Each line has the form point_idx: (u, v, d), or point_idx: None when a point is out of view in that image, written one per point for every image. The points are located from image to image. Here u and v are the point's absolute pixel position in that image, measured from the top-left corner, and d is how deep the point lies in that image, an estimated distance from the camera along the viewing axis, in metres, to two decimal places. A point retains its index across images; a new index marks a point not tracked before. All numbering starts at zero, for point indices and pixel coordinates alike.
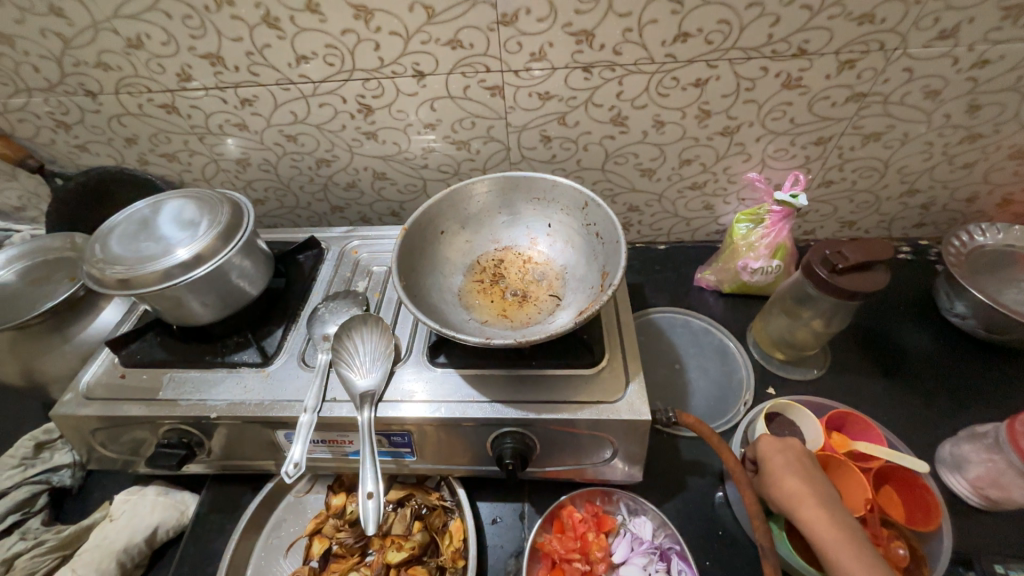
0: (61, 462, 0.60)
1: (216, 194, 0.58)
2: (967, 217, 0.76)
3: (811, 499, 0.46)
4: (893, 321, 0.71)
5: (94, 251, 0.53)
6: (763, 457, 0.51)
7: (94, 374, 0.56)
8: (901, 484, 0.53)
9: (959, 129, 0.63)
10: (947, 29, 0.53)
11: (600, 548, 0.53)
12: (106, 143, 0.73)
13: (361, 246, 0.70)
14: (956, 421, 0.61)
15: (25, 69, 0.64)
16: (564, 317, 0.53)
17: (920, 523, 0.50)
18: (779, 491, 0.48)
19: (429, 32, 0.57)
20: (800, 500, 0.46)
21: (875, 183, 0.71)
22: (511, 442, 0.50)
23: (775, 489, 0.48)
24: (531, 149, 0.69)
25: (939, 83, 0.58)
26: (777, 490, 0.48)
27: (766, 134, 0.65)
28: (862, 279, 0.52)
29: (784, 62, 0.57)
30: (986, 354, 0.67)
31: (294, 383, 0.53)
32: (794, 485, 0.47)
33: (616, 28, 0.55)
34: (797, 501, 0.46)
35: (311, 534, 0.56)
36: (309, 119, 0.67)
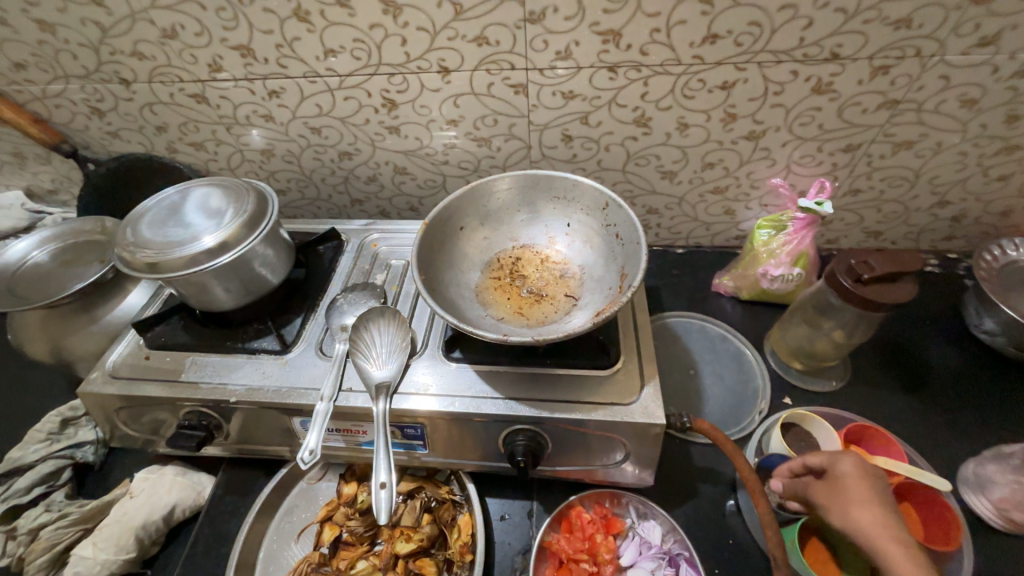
0: (86, 438, 0.62)
1: (242, 183, 0.59)
2: (999, 231, 0.73)
3: (892, 535, 0.41)
4: (917, 335, 0.69)
5: (125, 234, 0.54)
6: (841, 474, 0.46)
7: (120, 355, 0.58)
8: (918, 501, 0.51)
9: (996, 140, 0.61)
10: (988, 36, 0.52)
11: (608, 549, 0.52)
12: (137, 130, 0.75)
13: (380, 240, 0.71)
14: (982, 441, 0.59)
15: (64, 56, 0.66)
16: (580, 318, 0.53)
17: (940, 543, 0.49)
18: (853, 520, 0.43)
19: (456, 28, 0.57)
20: (880, 535, 0.42)
21: (905, 193, 0.69)
22: (523, 440, 0.50)
23: (846, 517, 0.44)
24: (552, 148, 0.69)
25: (977, 91, 0.57)
26: (849, 518, 0.44)
27: (793, 139, 0.64)
28: (889, 290, 0.51)
29: (816, 66, 0.56)
30: (1014, 372, 0.65)
31: (311, 371, 0.54)
32: (873, 516, 0.43)
33: (645, 28, 0.55)
34: (877, 536, 0.42)
35: (322, 521, 0.57)
36: (334, 112, 0.68)
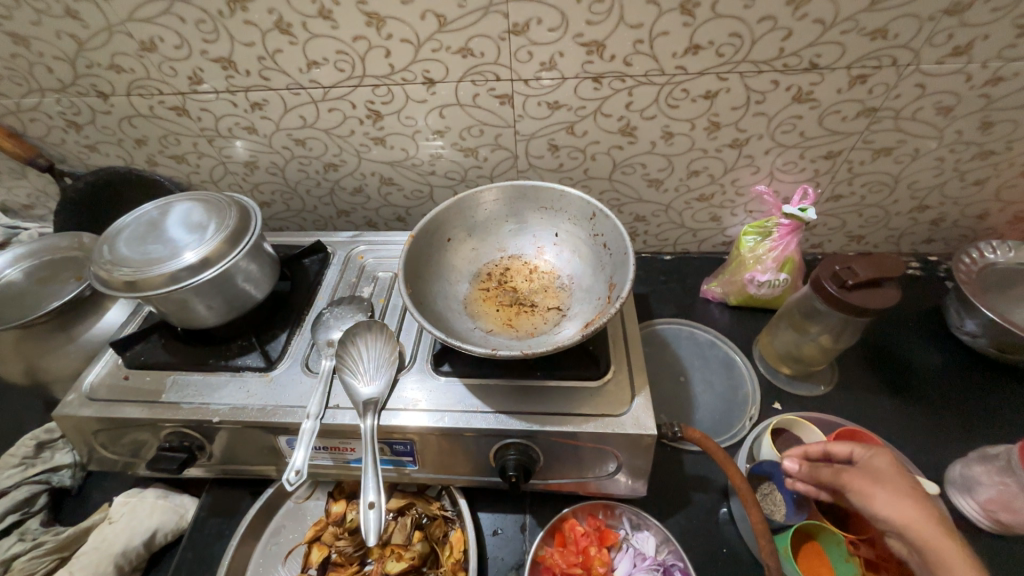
0: (62, 462, 0.60)
1: (224, 197, 0.58)
2: (976, 234, 0.75)
3: (941, 527, 0.41)
4: (901, 338, 0.70)
5: (102, 252, 0.53)
6: (882, 467, 0.45)
7: (98, 375, 0.56)
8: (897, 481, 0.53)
9: (972, 146, 0.63)
10: (961, 46, 0.53)
11: (601, 563, 0.52)
12: (116, 144, 0.73)
13: (367, 252, 0.70)
14: (966, 442, 0.60)
15: (39, 69, 0.64)
16: (570, 329, 0.52)
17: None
18: (902, 510, 0.42)
19: (440, 40, 0.57)
20: (932, 526, 0.41)
21: (885, 198, 0.71)
22: (514, 454, 0.49)
23: (895, 506, 0.42)
24: (539, 157, 0.69)
25: (952, 99, 0.58)
26: (897, 506, 0.42)
27: (775, 146, 0.65)
28: (872, 296, 0.52)
29: (796, 76, 0.57)
30: (995, 372, 0.66)
31: (297, 388, 0.53)
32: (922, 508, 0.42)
33: (628, 39, 0.55)
34: (925, 528, 0.41)
35: (309, 542, 0.55)
36: (318, 123, 0.67)
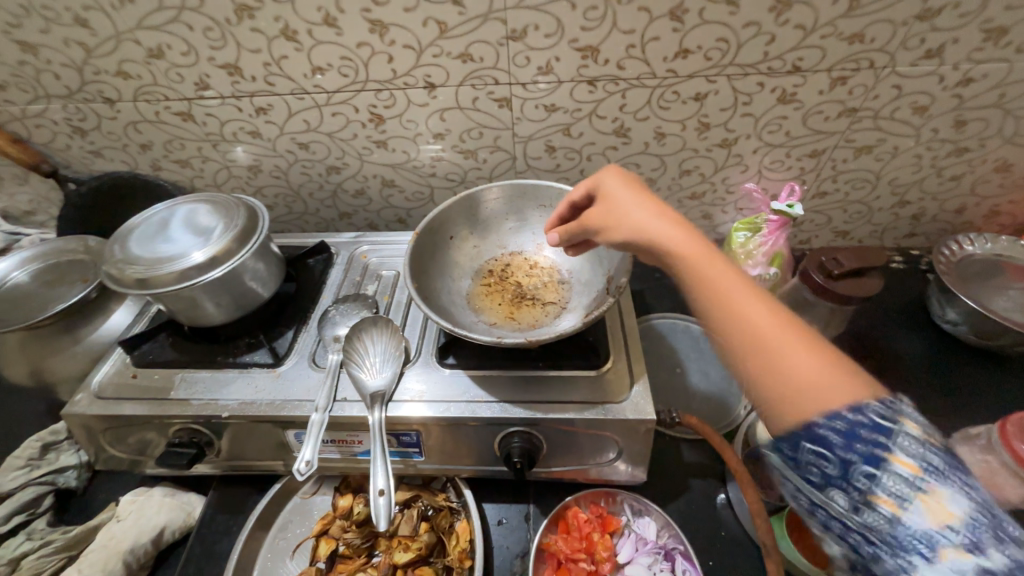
0: (67, 463, 0.60)
1: (232, 198, 0.59)
2: (955, 228, 0.78)
3: (786, 335, 0.36)
4: (887, 328, 0.73)
5: (113, 251, 0.54)
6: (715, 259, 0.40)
7: (106, 373, 0.57)
8: (644, 197, 0.47)
9: (947, 143, 0.66)
10: (933, 49, 0.56)
11: (605, 548, 0.53)
12: (120, 149, 0.74)
13: (370, 251, 0.71)
14: (950, 425, 0.62)
15: (46, 76, 0.65)
16: (570, 320, 0.54)
17: (684, 234, 0.42)
18: (755, 315, 0.37)
19: (441, 46, 0.59)
20: (775, 332, 0.36)
21: (868, 194, 0.74)
22: (519, 442, 0.50)
23: (733, 296, 0.38)
24: (536, 158, 0.72)
25: (926, 99, 0.61)
26: (740, 308, 0.38)
27: (763, 146, 0.68)
28: (856, 285, 0.55)
29: (780, 78, 0.60)
30: (978, 359, 0.68)
31: (304, 383, 0.54)
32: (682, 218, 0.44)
33: (621, 44, 0.58)
34: (770, 334, 0.36)
35: (317, 535, 0.56)
36: (321, 127, 0.69)
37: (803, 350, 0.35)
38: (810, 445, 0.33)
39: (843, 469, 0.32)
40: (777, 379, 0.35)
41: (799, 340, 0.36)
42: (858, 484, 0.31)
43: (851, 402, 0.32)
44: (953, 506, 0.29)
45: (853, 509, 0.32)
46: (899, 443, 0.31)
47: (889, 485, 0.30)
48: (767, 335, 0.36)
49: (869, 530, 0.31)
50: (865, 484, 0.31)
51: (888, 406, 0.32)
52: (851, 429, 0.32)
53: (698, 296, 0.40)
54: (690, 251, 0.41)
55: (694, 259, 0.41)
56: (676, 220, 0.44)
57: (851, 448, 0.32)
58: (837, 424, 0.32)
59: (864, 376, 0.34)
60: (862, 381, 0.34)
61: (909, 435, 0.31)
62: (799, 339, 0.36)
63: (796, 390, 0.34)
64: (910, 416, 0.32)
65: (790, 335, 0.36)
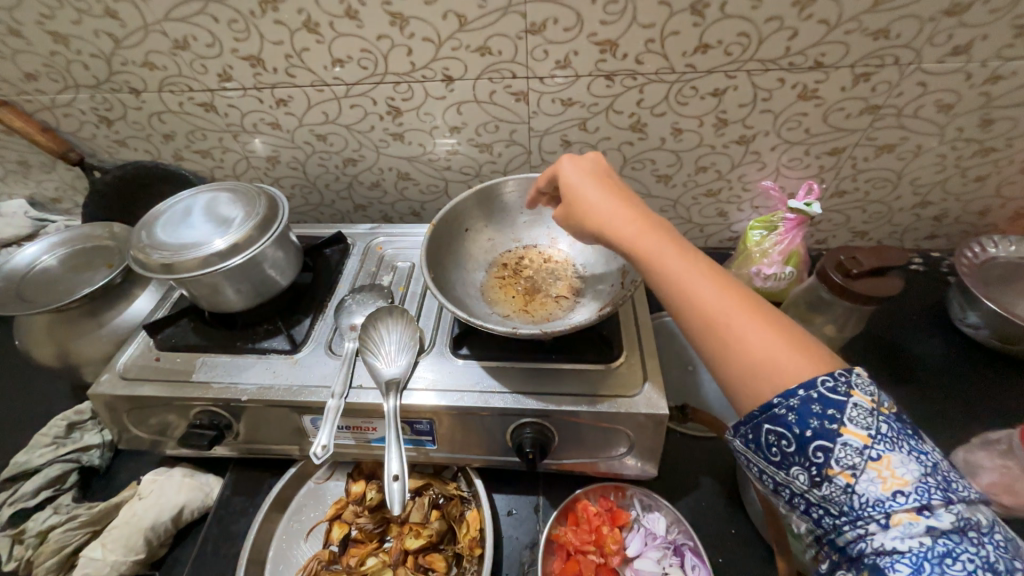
0: (92, 442, 0.62)
1: (253, 188, 0.61)
2: (978, 230, 0.77)
3: (734, 309, 0.37)
4: (904, 330, 0.72)
5: (139, 236, 0.55)
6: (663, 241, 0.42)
7: (130, 356, 0.58)
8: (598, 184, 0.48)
9: (972, 143, 0.65)
10: (961, 46, 0.55)
11: (614, 540, 0.53)
12: (144, 139, 0.76)
13: (385, 243, 0.72)
14: (968, 429, 0.61)
15: (76, 66, 0.67)
16: (583, 313, 0.55)
17: (630, 221, 0.44)
18: (702, 292, 0.38)
19: (460, 39, 0.60)
20: (722, 307, 0.37)
21: (888, 194, 0.73)
22: (530, 432, 0.51)
23: (681, 274, 0.39)
24: (551, 153, 0.72)
25: (952, 97, 0.60)
26: (689, 287, 0.39)
27: (782, 143, 0.67)
28: (877, 285, 0.54)
29: (801, 74, 0.59)
30: (998, 364, 0.67)
31: (321, 370, 0.55)
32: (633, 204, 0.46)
33: (640, 38, 0.58)
34: (718, 311, 0.37)
35: (331, 519, 0.57)
36: (340, 119, 0.70)
37: (759, 328, 0.36)
38: (770, 426, 0.34)
39: (800, 445, 0.33)
40: (736, 362, 0.36)
41: (754, 318, 0.37)
42: (815, 460, 0.32)
43: (805, 378, 0.34)
44: (903, 470, 0.31)
45: (813, 483, 0.33)
46: (849, 415, 0.32)
47: (844, 456, 0.32)
48: (717, 316, 0.37)
49: (829, 502, 0.32)
50: (821, 460, 0.32)
51: (838, 379, 0.33)
52: (805, 405, 0.33)
53: (650, 280, 0.41)
54: (637, 240, 0.42)
55: (650, 251, 0.41)
56: (634, 212, 0.45)
57: (805, 424, 0.33)
58: (793, 402, 0.33)
59: (819, 351, 0.35)
60: (816, 354, 0.35)
61: (858, 406, 0.32)
62: (755, 319, 0.36)
63: (755, 370, 0.35)
64: (858, 388, 0.33)
65: (746, 315, 0.37)
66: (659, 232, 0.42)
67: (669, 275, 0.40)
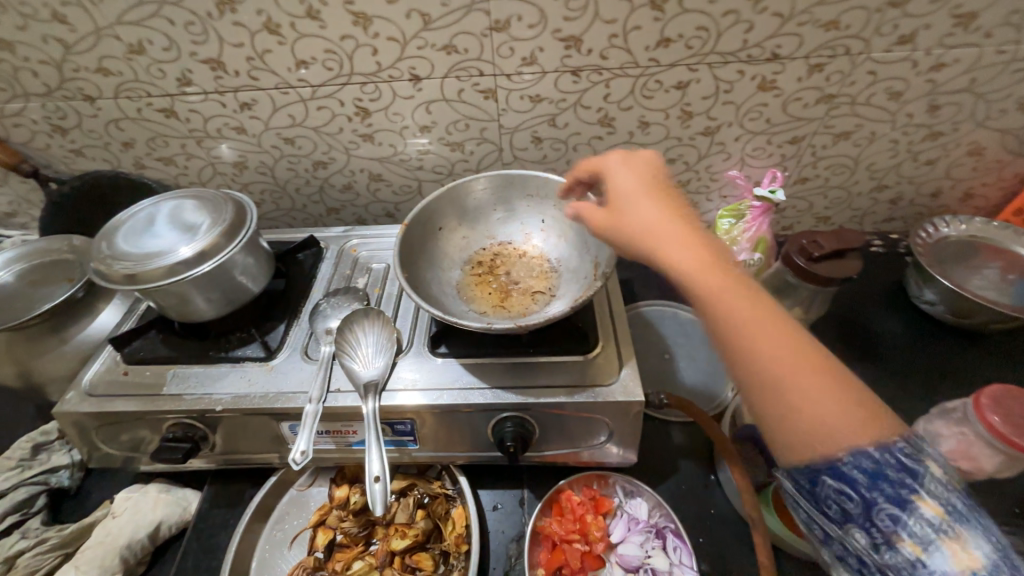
0: (60, 463, 0.60)
1: (219, 194, 0.59)
2: (932, 211, 0.81)
3: (802, 371, 0.33)
4: (867, 309, 0.75)
5: (99, 248, 0.54)
6: (720, 274, 0.36)
7: (95, 372, 0.56)
8: (648, 198, 0.43)
9: (921, 128, 0.68)
10: (906, 35, 0.58)
11: (598, 528, 0.54)
12: (102, 147, 0.74)
13: (359, 245, 0.72)
14: (928, 401, 0.64)
15: (24, 74, 0.65)
16: (559, 306, 0.55)
17: (688, 245, 0.39)
18: (767, 342, 0.34)
19: (425, 37, 0.60)
20: (785, 363, 0.33)
21: (847, 179, 0.76)
22: (511, 426, 0.52)
23: (739, 317, 0.35)
24: (523, 149, 0.72)
25: (901, 84, 0.63)
26: (745, 335, 0.34)
27: (745, 133, 0.69)
28: (836, 266, 0.56)
29: (759, 65, 0.61)
30: (954, 337, 0.71)
31: (297, 375, 0.55)
32: (690, 227, 0.40)
33: (603, 34, 0.59)
34: (783, 367, 0.33)
35: (315, 525, 0.57)
36: (307, 121, 0.69)
37: (827, 390, 0.32)
38: (834, 482, 0.33)
39: (867, 508, 0.32)
40: (793, 417, 0.33)
41: (820, 378, 0.33)
42: (880, 524, 0.32)
43: (858, 444, 0.32)
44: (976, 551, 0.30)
45: (874, 546, 0.32)
46: (926, 487, 0.31)
47: (915, 526, 0.31)
48: (773, 368, 0.33)
49: (887, 568, 0.32)
50: (888, 525, 0.32)
51: (911, 446, 0.33)
52: (881, 470, 0.32)
53: (702, 311, 0.37)
54: (693, 265, 0.37)
55: (708, 286, 0.36)
56: (693, 240, 0.39)
57: (877, 488, 0.32)
58: (865, 463, 0.32)
59: (886, 421, 0.33)
60: (879, 419, 0.33)
61: (937, 479, 0.32)
62: (819, 374, 0.33)
63: (813, 431, 0.32)
64: (934, 459, 0.33)
65: (813, 373, 0.33)
66: (724, 267, 0.37)
67: (733, 318, 0.35)
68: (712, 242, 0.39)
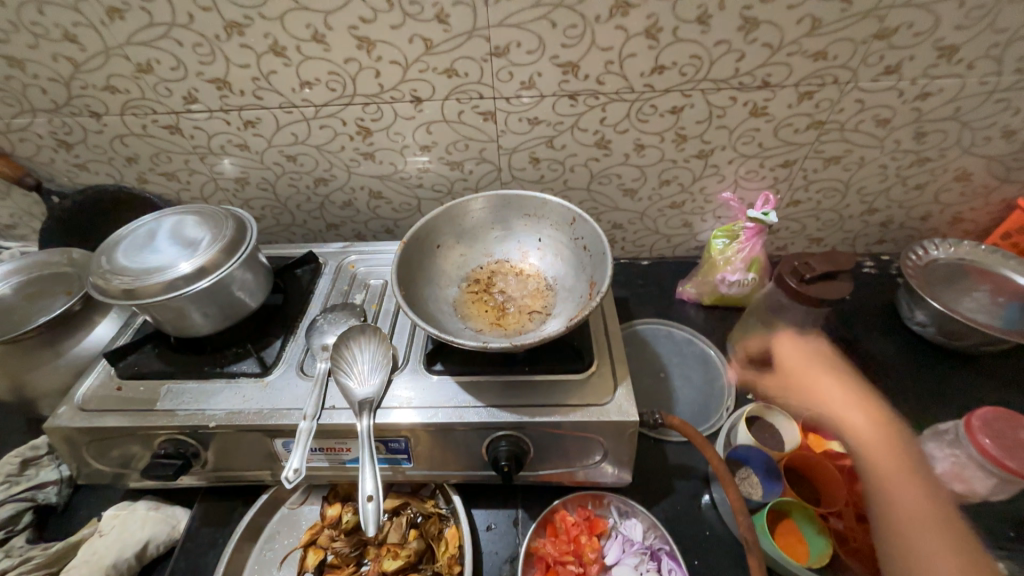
0: (48, 479, 0.59)
1: (220, 210, 0.60)
2: (922, 234, 0.82)
3: (940, 533, 0.47)
4: (861, 330, 0.75)
5: (99, 262, 0.54)
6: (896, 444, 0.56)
7: (89, 386, 0.56)
8: (853, 404, 0.60)
9: (909, 154, 0.70)
10: (891, 65, 0.60)
11: (592, 549, 0.54)
12: (106, 162, 0.75)
13: (358, 261, 0.72)
14: (921, 422, 0.64)
15: (33, 91, 0.66)
16: (554, 325, 0.56)
17: (878, 432, 0.57)
18: (915, 502, 0.50)
19: (427, 61, 0.61)
20: (923, 516, 0.49)
21: (838, 202, 0.77)
22: (506, 446, 0.51)
23: (907, 495, 0.51)
24: (521, 169, 0.74)
25: (888, 112, 0.65)
26: (904, 496, 0.51)
27: (738, 157, 0.71)
28: (828, 288, 0.57)
29: (750, 92, 0.63)
30: (946, 359, 0.71)
31: (292, 392, 0.55)
32: (889, 421, 0.58)
33: (599, 60, 0.60)
34: (905, 524, 0.49)
35: (305, 545, 0.56)
36: (310, 139, 0.70)
37: (937, 556, 0.46)
38: None
39: None
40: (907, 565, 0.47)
41: (940, 545, 0.47)
42: None
43: None
44: None
45: None
46: None
47: None
48: (922, 523, 0.49)
49: None
50: None
51: None
52: None
53: (867, 465, 0.55)
54: (884, 427, 0.57)
55: (888, 471, 0.54)
56: (866, 417, 0.59)
57: None
58: None
59: None
60: None
61: None
62: (946, 553, 0.46)
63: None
64: None
65: (931, 534, 0.48)
66: (891, 451, 0.55)
67: (895, 497, 0.52)
68: (895, 430, 0.57)
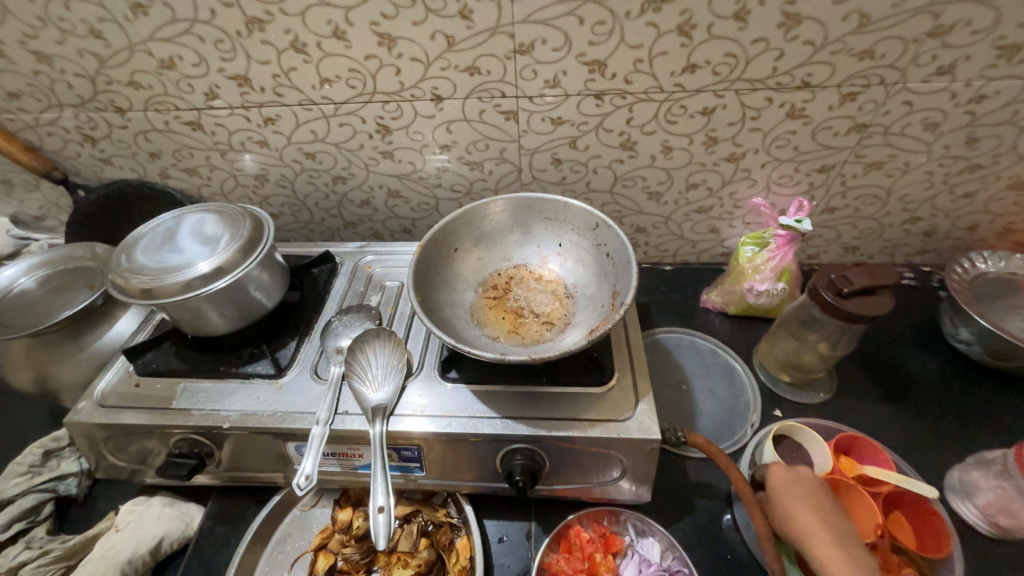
0: (68, 470, 0.60)
1: (238, 209, 0.60)
2: (968, 245, 0.77)
3: None
4: (897, 346, 0.71)
5: (119, 260, 0.54)
6: (787, 516, 0.49)
7: (108, 382, 0.57)
8: (802, 479, 0.51)
9: (959, 160, 0.65)
10: (945, 65, 0.56)
11: (607, 569, 0.53)
12: (129, 157, 0.75)
13: (374, 262, 0.71)
14: (963, 448, 0.60)
15: (60, 86, 0.66)
16: (574, 336, 0.54)
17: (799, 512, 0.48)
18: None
19: (448, 59, 0.59)
20: None
21: (878, 210, 0.73)
22: (521, 459, 0.50)
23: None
24: (542, 171, 0.72)
25: (938, 115, 0.61)
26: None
27: (771, 161, 0.68)
28: (867, 304, 0.53)
29: (788, 93, 0.60)
30: (991, 380, 0.67)
31: (306, 395, 0.54)
32: (808, 491, 0.49)
33: (628, 58, 0.58)
34: None
35: (316, 549, 0.55)
36: (329, 137, 0.69)
37: None
38: None
39: None
40: None
41: None
42: None
43: None
44: None
45: None
46: None
47: None
48: None
49: None
50: None
51: None
52: None
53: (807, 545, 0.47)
54: (805, 500, 0.49)
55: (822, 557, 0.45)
56: (798, 484, 0.50)
57: None
58: None
59: None
60: None
61: None
62: None
63: None
64: None
65: None
66: (817, 533, 0.47)
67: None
68: (819, 499, 0.49)
